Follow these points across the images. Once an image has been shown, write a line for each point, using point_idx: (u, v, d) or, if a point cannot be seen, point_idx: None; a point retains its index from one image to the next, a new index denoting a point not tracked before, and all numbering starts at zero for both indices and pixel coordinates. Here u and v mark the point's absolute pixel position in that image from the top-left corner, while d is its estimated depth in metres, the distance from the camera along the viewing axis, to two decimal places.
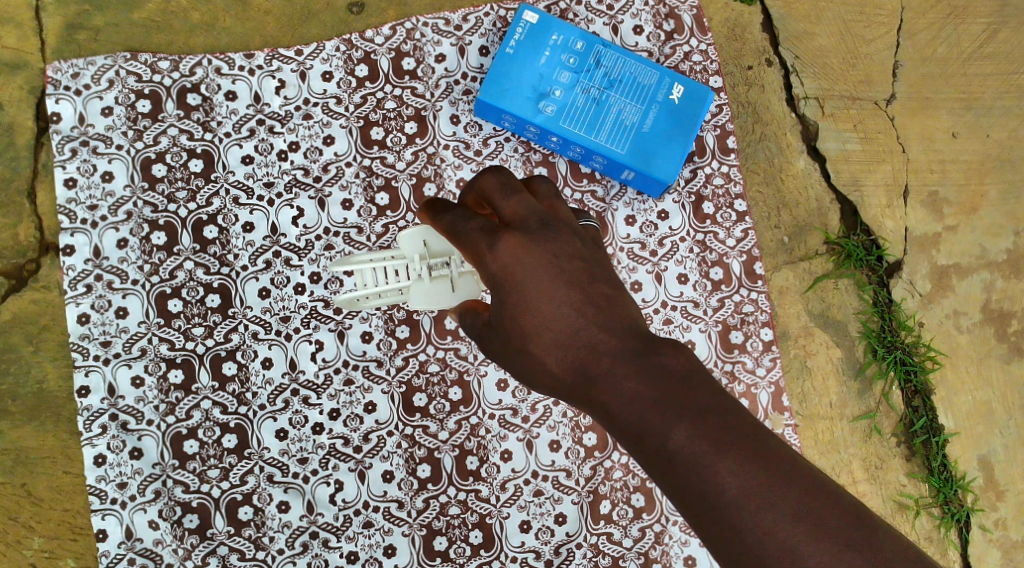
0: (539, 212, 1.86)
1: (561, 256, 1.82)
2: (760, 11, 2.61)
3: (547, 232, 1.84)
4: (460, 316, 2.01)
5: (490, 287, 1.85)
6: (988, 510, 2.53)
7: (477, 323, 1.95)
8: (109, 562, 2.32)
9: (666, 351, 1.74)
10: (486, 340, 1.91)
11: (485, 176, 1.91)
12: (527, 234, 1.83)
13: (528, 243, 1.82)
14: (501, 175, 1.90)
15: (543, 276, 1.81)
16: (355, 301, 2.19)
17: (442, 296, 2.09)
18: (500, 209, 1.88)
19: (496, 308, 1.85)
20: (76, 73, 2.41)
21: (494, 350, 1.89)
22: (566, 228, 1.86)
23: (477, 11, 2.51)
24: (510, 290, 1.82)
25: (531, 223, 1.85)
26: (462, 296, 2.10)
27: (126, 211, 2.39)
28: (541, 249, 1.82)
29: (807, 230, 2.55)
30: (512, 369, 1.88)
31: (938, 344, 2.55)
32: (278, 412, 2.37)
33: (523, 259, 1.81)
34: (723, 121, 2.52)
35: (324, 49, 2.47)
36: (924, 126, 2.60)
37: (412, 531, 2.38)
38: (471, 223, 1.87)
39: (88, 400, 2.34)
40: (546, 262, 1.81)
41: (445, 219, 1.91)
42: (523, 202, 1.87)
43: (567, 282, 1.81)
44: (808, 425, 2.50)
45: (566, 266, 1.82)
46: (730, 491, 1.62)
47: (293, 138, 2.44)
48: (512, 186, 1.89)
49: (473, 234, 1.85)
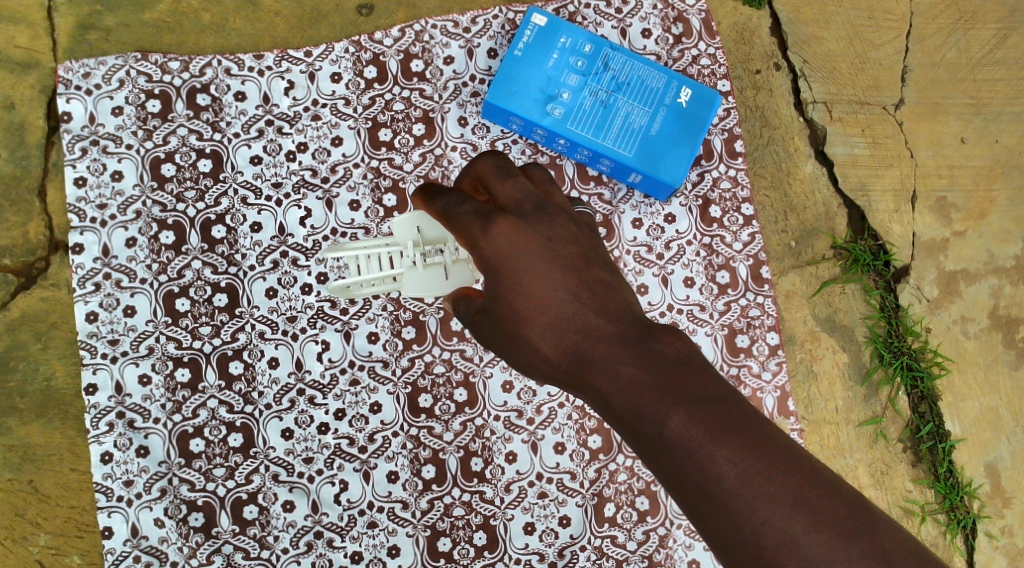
0: (534, 196, 1.86)
1: (556, 240, 1.83)
2: (770, 15, 2.61)
3: (543, 216, 1.84)
4: (453, 302, 1.97)
5: (481, 271, 1.85)
6: (994, 517, 2.52)
7: (467, 310, 1.93)
8: (115, 560, 2.33)
9: (663, 338, 1.75)
10: (478, 326, 1.90)
11: (481, 159, 1.89)
12: (521, 217, 1.84)
13: (520, 226, 1.83)
14: (497, 160, 1.89)
15: (539, 261, 1.81)
16: (348, 288, 2.29)
17: (435, 284, 2.10)
18: (495, 191, 1.87)
19: (489, 293, 1.85)
20: (87, 73, 2.43)
21: (487, 337, 1.89)
22: (561, 213, 1.86)
23: (486, 14, 2.52)
24: (502, 275, 1.82)
25: (526, 207, 1.85)
26: (456, 284, 2.11)
27: (135, 211, 2.40)
28: (534, 232, 1.82)
29: (814, 234, 2.55)
30: (506, 356, 1.88)
31: (945, 350, 2.54)
32: (284, 412, 2.38)
33: (516, 242, 1.82)
34: (730, 124, 2.52)
35: (333, 51, 2.48)
36: (932, 131, 2.60)
37: (417, 532, 2.39)
38: (464, 206, 1.87)
39: (95, 398, 2.35)
40: (541, 246, 1.82)
41: (438, 202, 1.90)
42: (519, 185, 1.86)
43: (562, 266, 1.82)
44: (814, 430, 2.50)
45: (562, 250, 1.83)
46: (728, 480, 1.62)
47: (301, 139, 2.45)
48: (509, 170, 1.87)
49: (467, 217, 1.85)
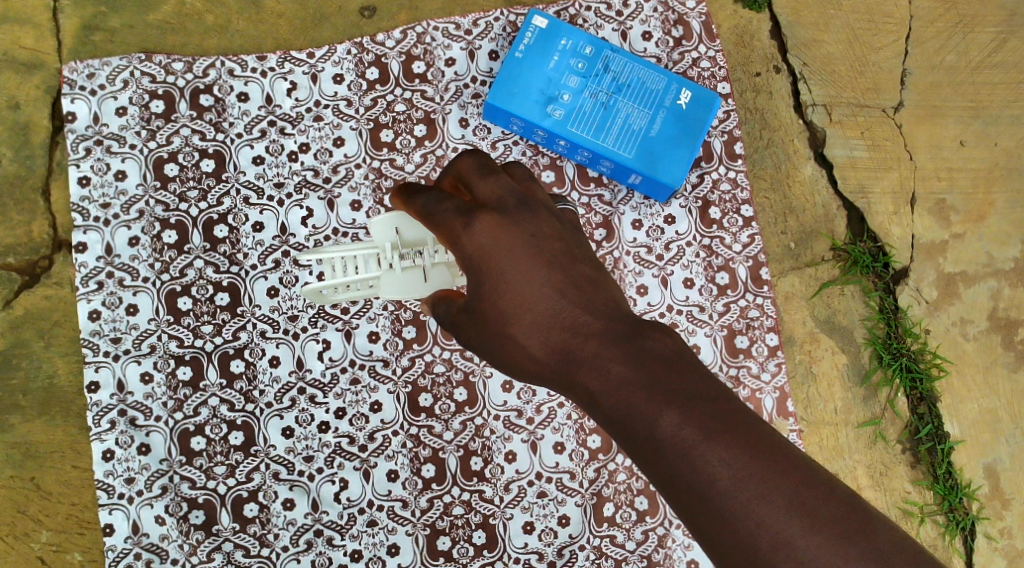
0: (517, 191, 1.86)
1: (539, 236, 1.84)
2: (769, 18, 2.62)
3: (524, 212, 1.85)
4: (432, 304, 1.97)
5: (465, 270, 1.86)
6: (993, 519, 2.53)
7: (450, 311, 1.92)
8: (116, 557, 2.34)
9: (653, 335, 1.76)
10: (460, 326, 1.90)
11: (462, 158, 1.90)
12: (504, 213, 1.85)
13: (504, 222, 1.84)
14: (478, 157, 1.89)
15: (522, 258, 1.82)
16: (323, 294, 2.23)
17: (413, 287, 2.12)
18: (477, 190, 1.88)
19: (474, 293, 1.85)
20: (92, 74, 2.45)
21: (468, 338, 1.89)
22: (544, 208, 1.87)
23: (488, 16, 2.54)
24: (486, 273, 1.83)
25: (507, 203, 1.85)
26: (434, 287, 2.12)
27: (138, 210, 2.42)
28: (518, 229, 1.84)
29: (813, 236, 2.56)
30: (489, 357, 1.89)
31: (944, 352, 2.55)
32: (284, 410, 2.40)
33: (500, 239, 1.83)
34: (730, 127, 2.53)
35: (335, 52, 2.50)
36: (931, 134, 2.61)
37: (416, 531, 2.40)
38: (445, 203, 1.87)
39: (97, 396, 2.37)
40: (525, 242, 1.83)
41: (417, 201, 1.90)
42: (500, 181, 1.87)
43: (547, 262, 1.83)
44: (813, 431, 2.50)
45: (546, 246, 1.84)
46: (722, 481, 1.63)
47: (304, 140, 2.47)
48: (489, 167, 1.88)
49: (448, 215, 1.86)
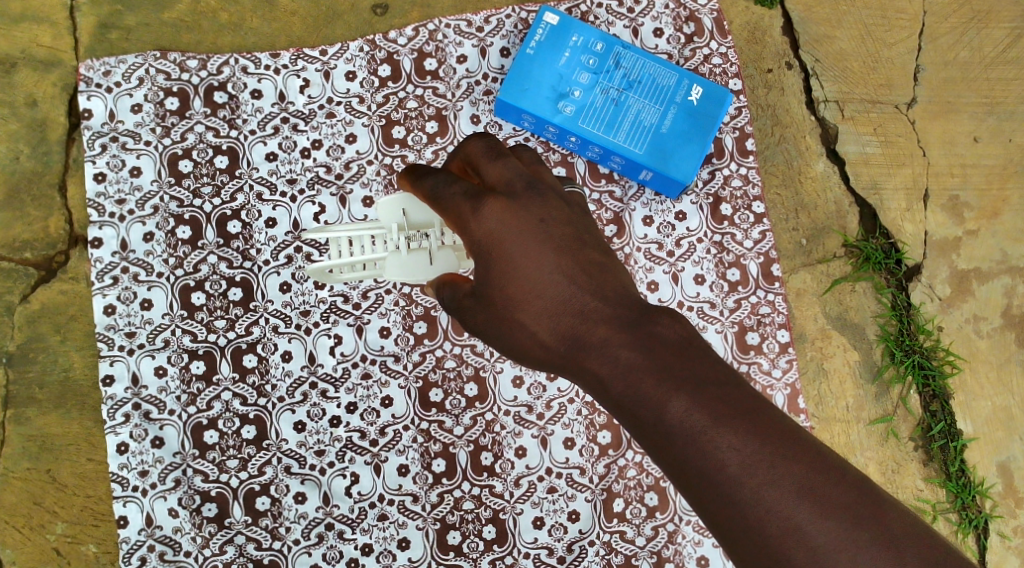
0: (524, 174, 1.87)
1: (548, 221, 1.85)
2: (781, 14, 2.62)
3: (534, 196, 1.86)
4: (437, 287, 1.99)
5: (473, 254, 1.86)
6: (1007, 517, 2.51)
7: (455, 296, 1.94)
8: (129, 549, 2.37)
9: (661, 321, 1.77)
10: (466, 311, 1.91)
11: (470, 141, 1.90)
12: (512, 197, 1.85)
13: (512, 207, 1.84)
14: (486, 140, 1.89)
15: (532, 243, 1.83)
16: (328, 273, 2.28)
17: (419, 269, 2.14)
18: (484, 173, 1.89)
19: (482, 278, 1.86)
20: (108, 71, 2.47)
21: (477, 324, 1.90)
22: (552, 192, 1.87)
23: (499, 13, 2.55)
24: (494, 258, 1.84)
25: (516, 187, 1.86)
26: (440, 269, 2.14)
27: (153, 206, 2.45)
28: (527, 214, 1.84)
29: (825, 232, 2.55)
30: (498, 344, 1.89)
31: (957, 349, 2.54)
32: (297, 405, 2.41)
33: (508, 224, 1.83)
34: (742, 123, 2.53)
35: (348, 49, 2.52)
36: (943, 130, 2.59)
37: (426, 525, 2.41)
38: (454, 186, 1.87)
39: (113, 389, 2.40)
40: (534, 227, 1.84)
41: (426, 183, 1.90)
42: (509, 165, 1.87)
43: (556, 248, 1.83)
44: (824, 428, 2.49)
45: (555, 232, 1.84)
46: (730, 467, 1.63)
47: (316, 136, 2.49)
48: (498, 151, 1.89)
49: (456, 198, 1.86)
